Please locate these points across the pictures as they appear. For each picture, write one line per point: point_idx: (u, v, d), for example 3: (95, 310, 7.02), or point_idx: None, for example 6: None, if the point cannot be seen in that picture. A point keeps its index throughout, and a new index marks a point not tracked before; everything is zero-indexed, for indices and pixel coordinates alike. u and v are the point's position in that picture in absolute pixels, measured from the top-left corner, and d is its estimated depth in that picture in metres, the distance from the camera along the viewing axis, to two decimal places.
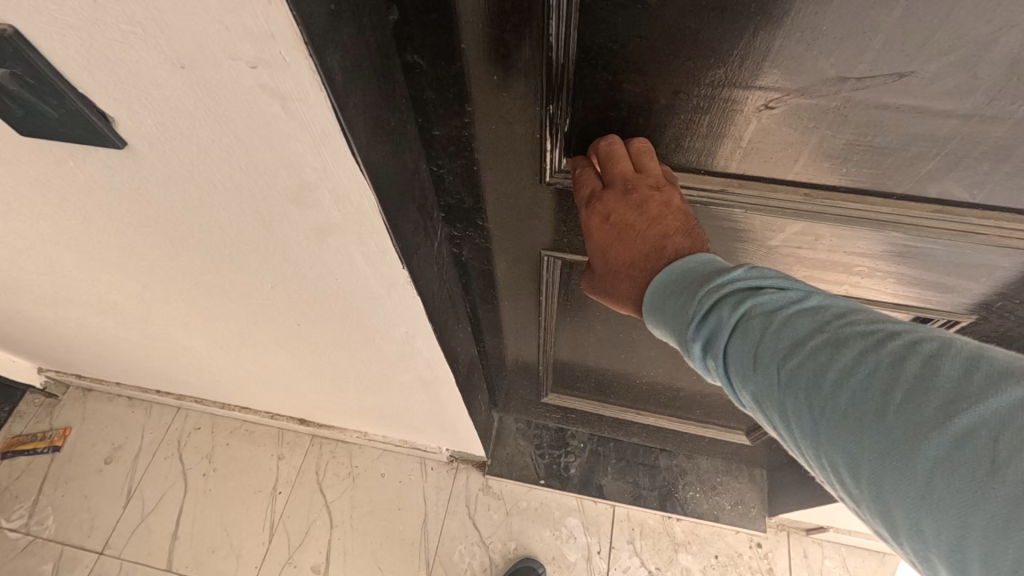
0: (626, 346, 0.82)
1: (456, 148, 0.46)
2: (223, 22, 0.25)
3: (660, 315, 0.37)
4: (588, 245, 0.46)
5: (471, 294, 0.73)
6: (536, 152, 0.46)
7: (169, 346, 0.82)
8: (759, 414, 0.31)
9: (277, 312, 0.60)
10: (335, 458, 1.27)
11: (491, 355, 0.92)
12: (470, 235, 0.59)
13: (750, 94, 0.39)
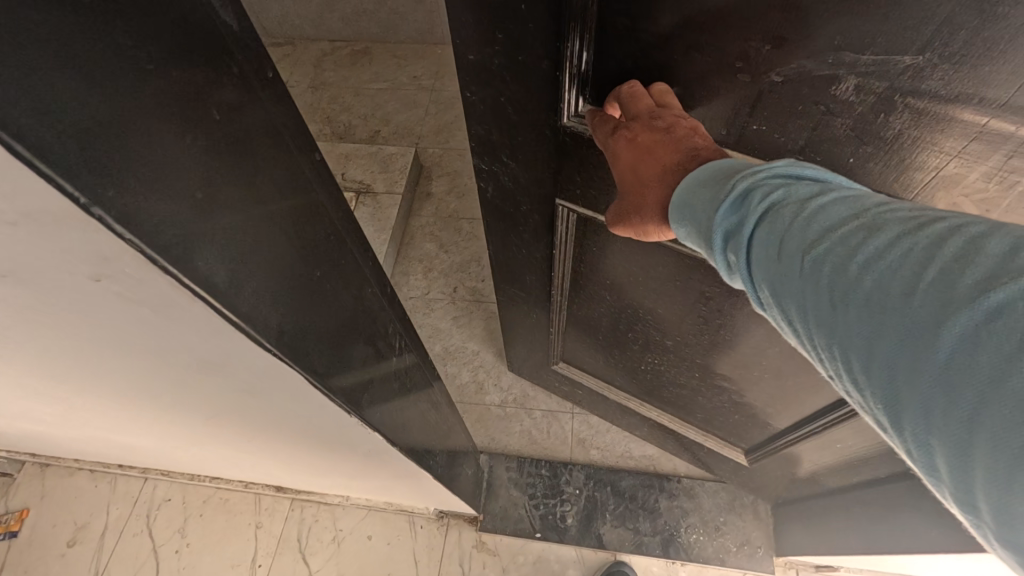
0: (634, 316, 0.85)
1: (488, 76, 0.57)
2: (49, 258, 0.19)
3: (696, 214, 0.37)
4: (618, 175, 0.49)
5: (500, 230, 0.84)
6: (553, 88, 0.53)
7: (116, 446, 0.74)
8: (775, 308, 0.30)
9: (225, 430, 0.53)
10: (318, 522, 1.19)
11: (509, 302, 1.04)
12: (500, 166, 0.70)
13: (761, 59, 0.43)
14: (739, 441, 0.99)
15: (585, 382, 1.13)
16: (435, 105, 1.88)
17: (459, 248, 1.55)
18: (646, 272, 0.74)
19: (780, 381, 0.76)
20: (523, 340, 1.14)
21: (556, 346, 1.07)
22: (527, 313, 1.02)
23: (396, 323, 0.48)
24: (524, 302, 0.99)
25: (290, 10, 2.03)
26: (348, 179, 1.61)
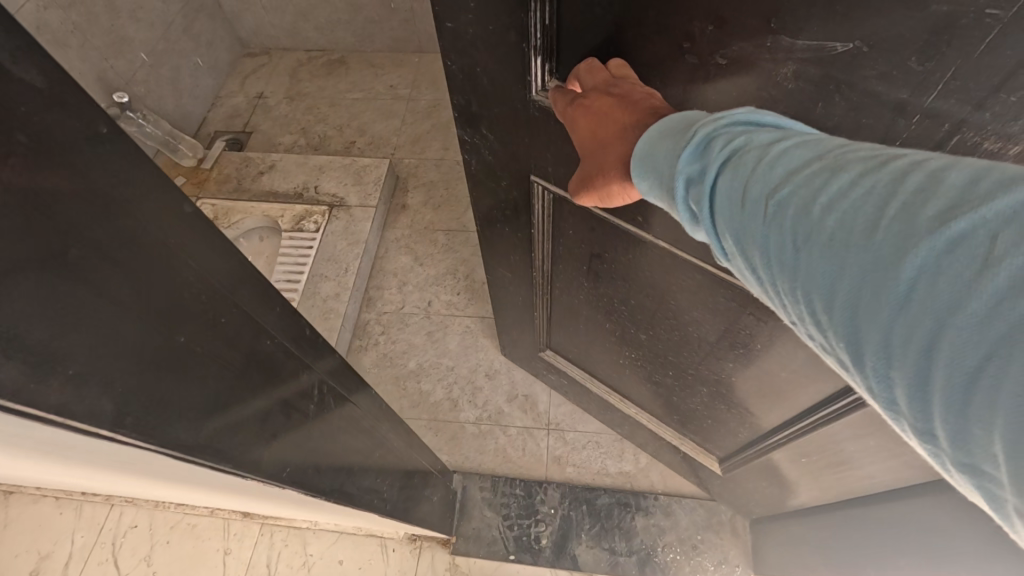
0: (610, 302, 0.91)
1: (464, 48, 0.61)
2: None
3: (658, 166, 0.37)
4: (580, 143, 0.52)
5: (487, 204, 0.88)
6: (522, 60, 0.57)
7: (62, 480, 0.72)
8: (740, 255, 0.31)
9: (136, 479, 0.51)
10: (288, 548, 1.16)
11: (498, 287, 1.09)
12: (481, 138, 0.74)
13: (706, 42, 0.46)
14: (710, 446, 1.02)
15: (569, 368, 1.17)
16: (411, 115, 1.86)
17: (434, 261, 1.53)
18: (620, 260, 0.79)
19: (748, 378, 0.79)
20: (512, 326, 1.19)
21: (543, 328, 1.12)
22: (514, 292, 1.07)
23: (302, 361, 0.47)
24: (511, 283, 1.04)
25: (263, 20, 1.99)
26: (322, 192, 1.59)
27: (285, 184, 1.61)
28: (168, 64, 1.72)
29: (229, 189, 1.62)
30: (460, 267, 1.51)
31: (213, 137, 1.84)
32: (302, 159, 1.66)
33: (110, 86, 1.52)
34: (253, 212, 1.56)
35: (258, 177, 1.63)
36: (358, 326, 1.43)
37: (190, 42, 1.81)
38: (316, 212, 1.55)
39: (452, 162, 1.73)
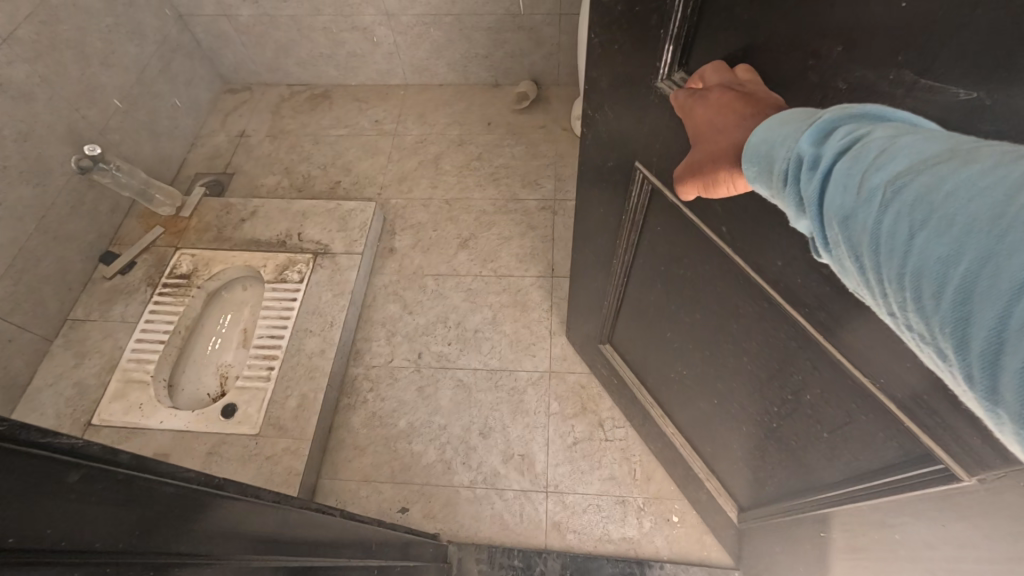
0: (674, 308, 0.90)
1: (610, 23, 0.65)
2: None
3: (764, 156, 0.37)
4: (696, 142, 0.51)
5: (595, 179, 0.91)
6: (655, 44, 0.59)
7: None
8: (843, 244, 0.31)
9: None
10: None
11: (580, 267, 1.13)
12: (605, 114, 0.77)
13: (832, 58, 0.41)
14: (735, 494, 0.98)
15: (623, 368, 1.17)
16: (398, 151, 1.81)
17: (424, 308, 1.47)
18: (697, 266, 0.78)
19: (785, 431, 0.75)
20: (581, 309, 1.22)
21: (610, 320, 1.12)
22: (593, 273, 1.08)
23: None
24: (593, 263, 1.06)
25: (243, 57, 1.94)
26: (305, 239, 1.53)
27: (267, 232, 1.56)
28: (145, 108, 1.67)
29: (209, 238, 1.56)
30: (452, 314, 1.45)
31: (194, 180, 1.78)
32: (284, 205, 1.60)
33: (82, 136, 1.46)
34: (233, 263, 1.51)
35: (240, 225, 1.58)
36: (345, 383, 1.37)
37: (167, 84, 1.76)
38: (299, 261, 1.49)
39: (440, 201, 1.68)
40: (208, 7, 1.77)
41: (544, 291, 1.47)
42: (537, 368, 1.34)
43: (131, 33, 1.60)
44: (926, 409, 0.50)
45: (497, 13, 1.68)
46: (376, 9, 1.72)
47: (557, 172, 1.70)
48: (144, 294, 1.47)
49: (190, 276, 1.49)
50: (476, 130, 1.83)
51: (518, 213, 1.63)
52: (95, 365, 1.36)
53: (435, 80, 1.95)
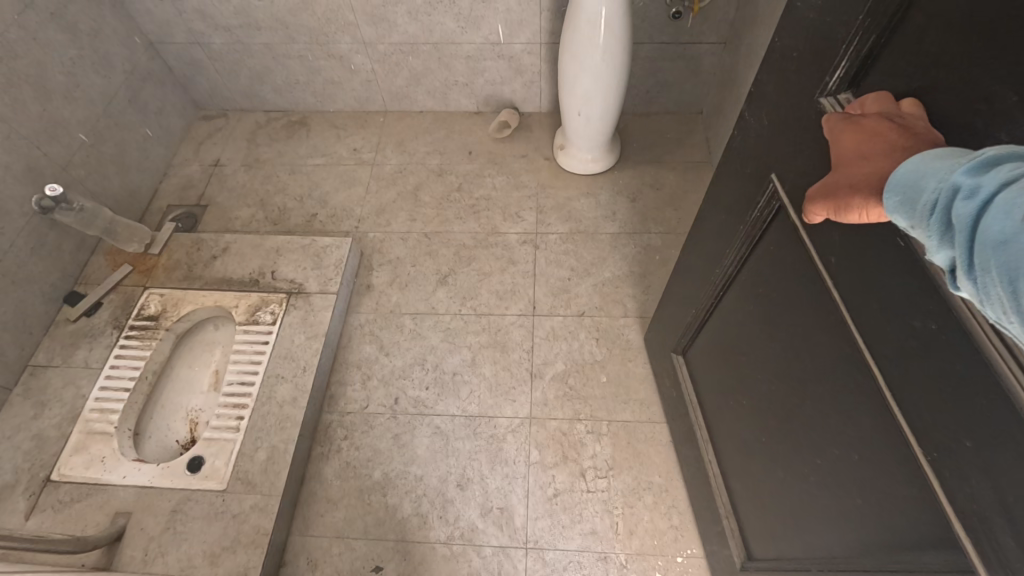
0: (751, 330, 0.87)
1: (800, 26, 0.62)
2: None
3: (908, 178, 0.40)
4: (840, 165, 0.50)
5: (728, 184, 0.87)
6: (827, 63, 0.57)
7: None
8: (993, 265, 0.33)
9: None
10: None
11: (684, 268, 1.10)
12: (760, 122, 0.74)
13: (1006, 107, 0.40)
14: (750, 543, 0.94)
15: (686, 383, 1.15)
16: (376, 182, 1.76)
17: (402, 349, 1.42)
18: (790, 299, 0.74)
19: (819, 488, 0.72)
20: (671, 311, 1.20)
21: (691, 330, 1.09)
22: (694, 278, 1.05)
23: None
24: (698, 267, 1.03)
25: (217, 83, 1.89)
26: (278, 278, 1.48)
27: (239, 270, 1.50)
28: (112, 140, 1.62)
29: (179, 277, 1.51)
30: (429, 355, 1.41)
31: (164, 213, 1.73)
32: (258, 241, 1.55)
33: (43, 173, 1.40)
34: (203, 303, 1.46)
35: (211, 262, 1.52)
36: (319, 430, 1.32)
37: (137, 114, 1.71)
38: (272, 300, 1.44)
39: (419, 235, 1.63)
40: (178, 35, 1.72)
41: (524, 331, 1.43)
42: (517, 415, 1.30)
43: (98, 64, 1.55)
44: (966, 492, 0.47)
45: (477, 42, 1.65)
46: (352, 37, 1.67)
47: (539, 204, 1.67)
48: (109, 338, 1.41)
49: (158, 317, 1.44)
50: (457, 159, 1.80)
51: (499, 247, 1.59)
52: (56, 416, 1.30)
53: (415, 107, 1.91)
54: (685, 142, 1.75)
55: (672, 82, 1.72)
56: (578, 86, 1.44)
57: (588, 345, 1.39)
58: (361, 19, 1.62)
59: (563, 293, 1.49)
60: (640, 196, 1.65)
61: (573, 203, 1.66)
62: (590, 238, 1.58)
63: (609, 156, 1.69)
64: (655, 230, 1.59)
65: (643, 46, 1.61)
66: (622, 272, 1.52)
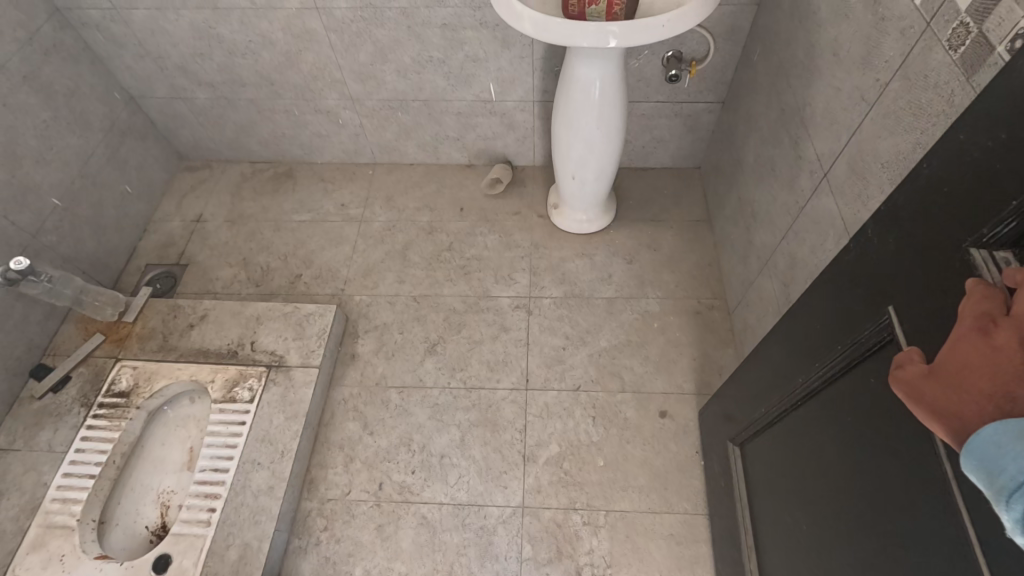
0: (806, 454, 0.76)
1: (936, 161, 0.50)
2: None
3: (989, 449, 0.37)
4: (942, 366, 0.45)
5: (820, 283, 0.71)
6: (978, 209, 0.45)
7: None
8: None
9: None
10: None
11: (750, 357, 0.98)
12: (862, 241, 0.62)
13: None
14: None
15: (739, 477, 1.03)
16: (364, 240, 1.70)
17: (386, 428, 1.35)
18: (864, 443, 0.61)
19: None
20: (732, 395, 1.07)
21: (754, 424, 0.95)
22: (758, 373, 0.93)
23: None
24: (764, 362, 0.90)
25: (201, 136, 1.83)
26: (259, 349, 1.41)
27: (216, 340, 1.43)
28: (88, 201, 1.55)
29: (153, 347, 1.43)
30: (416, 435, 1.33)
31: (143, 273, 1.67)
32: (237, 307, 1.48)
33: (10, 244, 1.34)
34: (178, 377, 1.38)
35: (187, 331, 1.45)
36: (297, 520, 1.24)
37: (116, 171, 1.65)
38: (251, 374, 1.37)
39: (407, 299, 1.57)
40: (159, 90, 1.67)
41: (516, 407, 1.35)
42: (509, 503, 1.23)
43: (73, 124, 1.49)
44: None
45: (469, 99, 1.60)
46: (339, 93, 1.63)
47: (532, 266, 1.61)
48: (76, 418, 1.33)
49: (130, 393, 1.36)
50: (447, 216, 1.74)
51: (490, 313, 1.52)
52: (15, 507, 1.21)
53: (406, 159, 1.86)
54: (683, 199, 1.71)
55: (672, 138, 1.67)
56: (573, 154, 1.39)
57: (584, 425, 1.32)
58: (348, 76, 1.57)
59: (558, 364, 1.41)
60: (637, 257, 1.59)
61: (568, 264, 1.60)
62: (587, 304, 1.52)
63: (604, 216, 1.64)
64: (653, 294, 1.52)
65: (638, 104, 1.57)
66: (619, 341, 1.44)
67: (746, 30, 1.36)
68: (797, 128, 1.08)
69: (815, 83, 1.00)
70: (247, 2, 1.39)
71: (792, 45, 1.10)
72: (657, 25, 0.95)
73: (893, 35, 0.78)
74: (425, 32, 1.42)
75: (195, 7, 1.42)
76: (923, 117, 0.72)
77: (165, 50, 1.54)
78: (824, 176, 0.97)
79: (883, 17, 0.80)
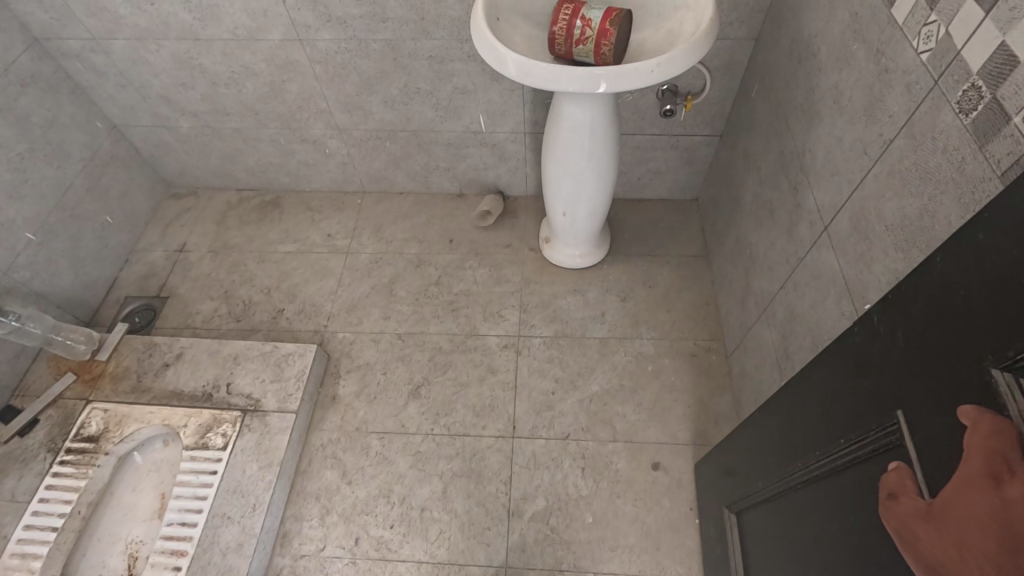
0: (802, 545, 0.69)
1: (953, 259, 0.45)
2: None
3: None
4: (943, 518, 0.41)
5: (821, 363, 0.65)
6: (1002, 322, 0.40)
7: None
8: None
9: None
10: None
11: (749, 422, 0.92)
12: (867, 329, 0.56)
13: None
14: None
15: (736, 548, 0.95)
16: (349, 274, 1.65)
17: (365, 477, 1.28)
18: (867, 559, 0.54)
19: None
20: (730, 457, 1.00)
21: (750, 496, 0.88)
22: (757, 442, 0.86)
23: None
24: (763, 432, 0.83)
25: (187, 164, 1.79)
26: (235, 392, 1.35)
27: (192, 381, 1.38)
28: (64, 234, 1.51)
29: (126, 388, 1.38)
30: (396, 486, 1.27)
31: (122, 306, 1.62)
32: (215, 346, 1.43)
33: None
34: (149, 421, 1.32)
35: (162, 371, 1.40)
36: None
37: (97, 201, 1.61)
38: (225, 419, 1.31)
39: (391, 336, 1.51)
40: (143, 118, 1.63)
41: (502, 457, 1.29)
42: (491, 563, 1.16)
43: (51, 156, 1.45)
44: None
45: (458, 130, 1.55)
46: (326, 123, 1.58)
47: (523, 302, 1.55)
48: (41, 464, 1.27)
49: (98, 438, 1.30)
50: (436, 248, 1.68)
51: (477, 352, 1.46)
52: None
53: (396, 188, 1.81)
54: (680, 233, 1.65)
55: (668, 170, 1.62)
56: (562, 191, 1.33)
57: (572, 477, 1.25)
58: (334, 107, 1.53)
59: (547, 411, 1.35)
60: (631, 294, 1.53)
61: (559, 301, 1.54)
62: (579, 345, 1.45)
63: (596, 252, 1.58)
64: (647, 335, 1.46)
65: (633, 136, 1.51)
66: (611, 385, 1.38)
67: (744, 65, 1.31)
68: (795, 174, 1.02)
69: (815, 129, 0.95)
70: (229, 34, 1.36)
71: (791, 87, 1.04)
72: (642, 69, 0.90)
73: (898, 88, 0.72)
74: (411, 63, 1.38)
75: (177, 38, 1.38)
76: (931, 182, 0.66)
77: (147, 79, 1.50)
78: (824, 229, 0.91)
79: (887, 68, 0.75)
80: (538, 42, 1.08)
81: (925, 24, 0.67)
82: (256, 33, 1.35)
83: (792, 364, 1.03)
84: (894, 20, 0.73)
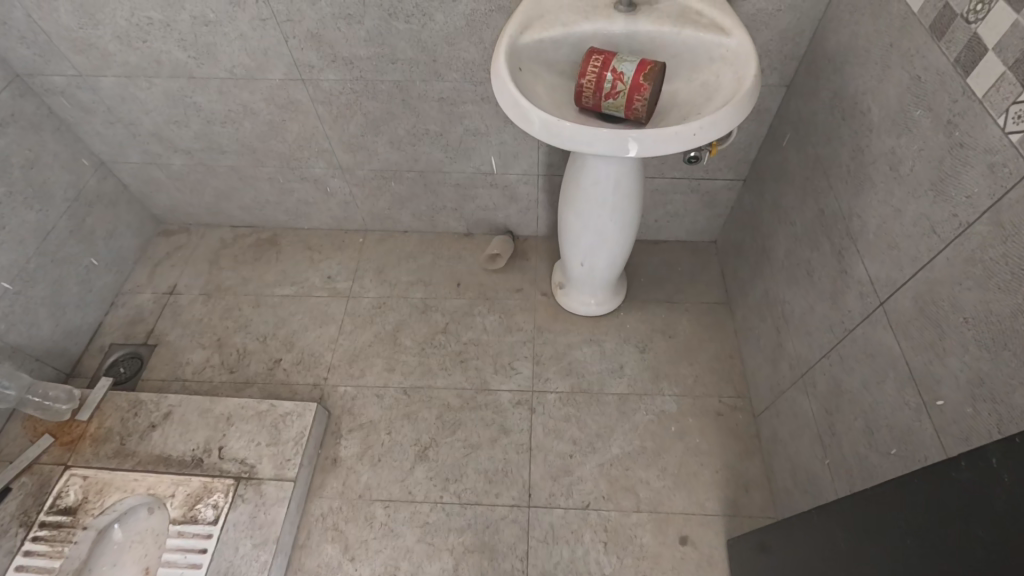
0: None
1: None
2: None
3: None
4: None
5: (904, 488, 0.57)
6: None
7: None
8: None
9: None
10: None
11: (799, 517, 0.83)
12: (982, 470, 0.49)
13: None
14: None
15: None
16: (351, 320, 1.55)
17: (369, 553, 1.18)
18: None
19: None
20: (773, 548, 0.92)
21: None
22: (811, 548, 0.77)
23: None
24: (821, 540, 0.74)
25: (179, 201, 1.69)
26: (227, 457, 1.25)
27: (181, 444, 1.27)
28: (45, 280, 1.41)
29: (108, 452, 1.27)
30: (403, 562, 1.17)
31: (106, 355, 1.51)
32: (206, 404, 1.33)
33: None
34: (133, 490, 1.22)
35: (148, 433, 1.29)
36: None
37: (82, 243, 1.51)
38: (217, 488, 1.20)
39: (396, 391, 1.41)
40: (132, 156, 1.53)
41: (517, 529, 1.20)
42: None
43: (33, 199, 1.36)
44: None
45: (468, 172, 1.48)
46: (327, 163, 1.50)
47: (535, 353, 1.46)
48: (12, 541, 1.16)
49: (76, 510, 1.19)
50: (443, 292, 1.60)
51: (488, 410, 1.37)
52: None
53: (399, 227, 1.72)
54: (699, 278, 1.57)
55: (686, 213, 1.54)
56: (581, 241, 1.25)
57: (594, 553, 1.16)
58: (337, 147, 1.44)
59: (564, 476, 1.26)
60: (650, 345, 1.45)
61: (574, 352, 1.45)
62: (596, 401, 1.37)
63: (610, 302, 1.50)
64: (669, 391, 1.38)
65: (652, 180, 1.44)
66: (632, 448, 1.29)
67: (773, 112, 1.24)
68: (840, 238, 0.95)
69: (864, 194, 0.88)
70: (227, 73, 1.27)
71: (833, 144, 0.98)
72: (683, 133, 0.83)
73: (978, 168, 0.65)
74: (421, 105, 1.30)
75: (171, 76, 1.29)
76: None
77: (138, 117, 1.41)
78: (879, 305, 0.84)
79: (962, 143, 0.68)
80: (563, 91, 1.01)
81: (1014, 102, 0.60)
82: (256, 73, 1.26)
83: (839, 443, 0.95)
84: (971, 92, 0.66)
